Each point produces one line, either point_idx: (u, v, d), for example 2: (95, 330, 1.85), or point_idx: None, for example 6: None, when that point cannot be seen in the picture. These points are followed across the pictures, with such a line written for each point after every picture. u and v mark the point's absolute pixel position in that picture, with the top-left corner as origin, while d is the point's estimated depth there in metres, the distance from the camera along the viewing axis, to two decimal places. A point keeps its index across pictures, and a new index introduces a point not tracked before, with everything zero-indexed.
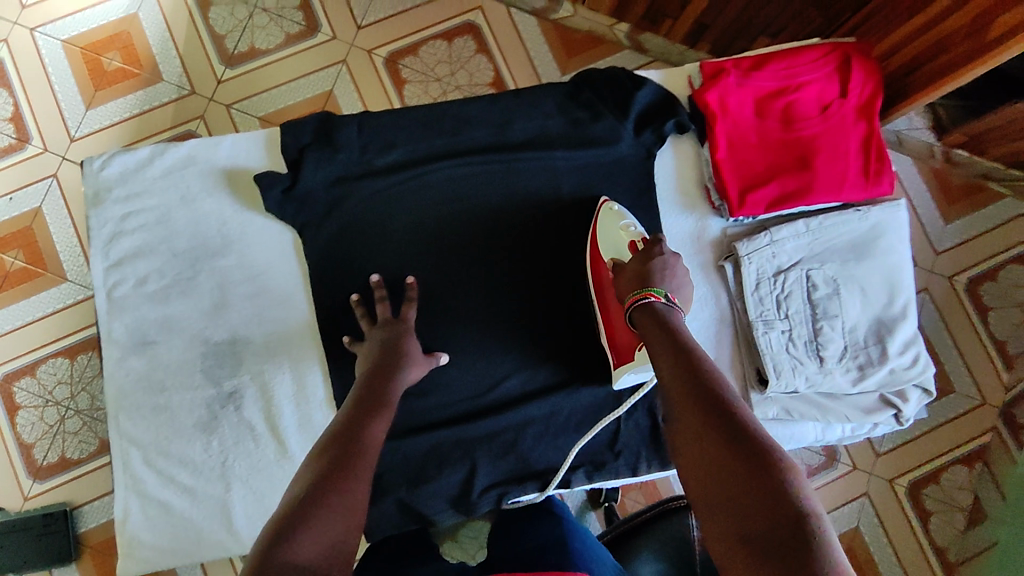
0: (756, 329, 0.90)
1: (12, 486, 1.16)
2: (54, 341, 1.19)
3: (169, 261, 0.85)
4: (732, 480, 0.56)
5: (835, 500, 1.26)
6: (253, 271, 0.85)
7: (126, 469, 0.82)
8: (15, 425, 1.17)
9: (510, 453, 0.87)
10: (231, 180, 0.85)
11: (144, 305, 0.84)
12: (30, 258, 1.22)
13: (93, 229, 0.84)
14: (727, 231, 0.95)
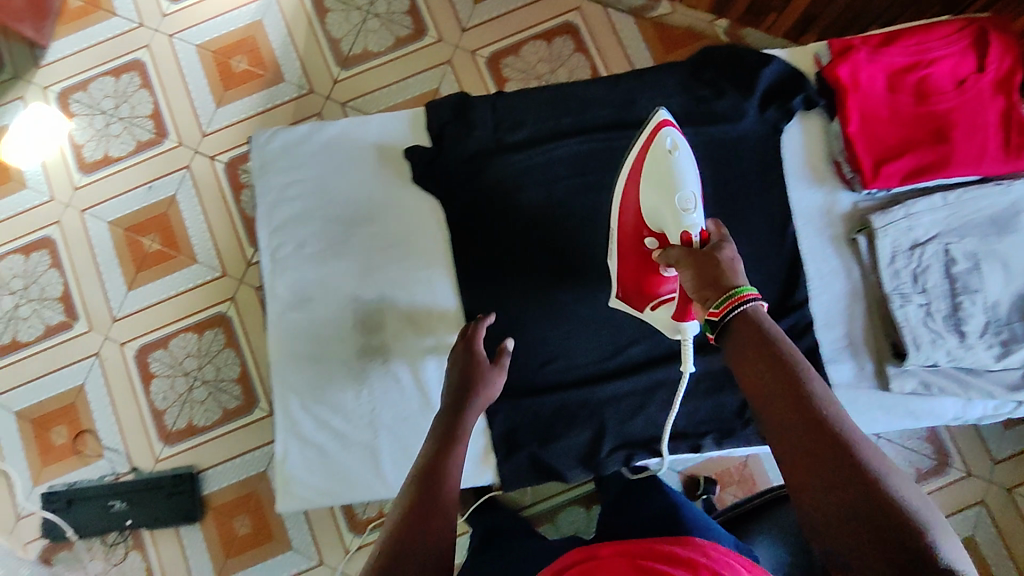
0: (894, 302, 0.95)
1: (145, 448, 1.27)
2: (185, 317, 1.30)
3: (326, 225, 0.95)
4: (869, 529, 0.56)
5: (947, 507, 1.21)
6: (400, 237, 0.95)
7: (286, 411, 0.91)
8: (149, 392, 1.28)
9: (635, 417, 0.95)
10: (382, 154, 0.97)
11: (303, 264, 0.94)
12: (166, 242, 1.33)
13: (261, 196, 0.95)
14: (858, 204, 1.01)
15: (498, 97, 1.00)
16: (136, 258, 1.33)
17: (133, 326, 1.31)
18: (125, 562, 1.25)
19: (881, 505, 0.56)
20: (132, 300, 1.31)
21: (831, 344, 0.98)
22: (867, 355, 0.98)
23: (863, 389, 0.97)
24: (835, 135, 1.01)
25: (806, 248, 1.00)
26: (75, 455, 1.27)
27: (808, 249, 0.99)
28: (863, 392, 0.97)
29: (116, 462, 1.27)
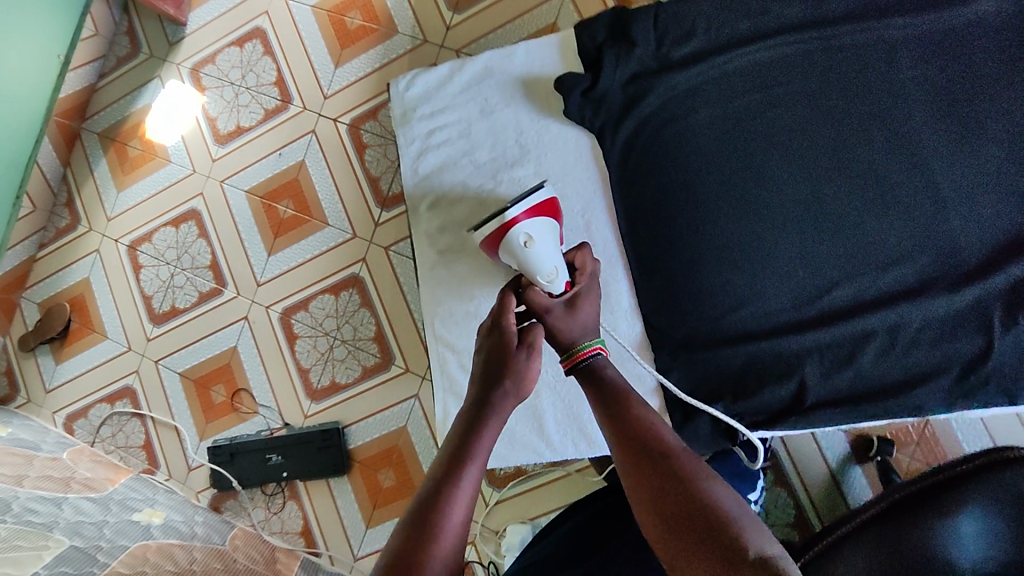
0: None
1: (295, 404, 1.33)
2: (321, 280, 1.33)
3: (472, 169, 1.00)
4: (698, 548, 0.55)
5: None
6: (549, 174, 0.99)
7: (443, 370, 0.98)
8: (294, 351, 1.33)
9: (846, 367, 0.88)
10: (527, 88, 1.01)
11: (454, 208, 1.00)
12: (299, 207, 1.36)
13: (405, 145, 1.02)
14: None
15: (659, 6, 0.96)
16: (272, 224, 1.37)
17: (274, 290, 1.35)
18: (284, 511, 1.32)
19: (705, 520, 0.55)
20: (272, 264, 1.36)
21: None
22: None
23: None
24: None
25: None
26: (234, 412, 1.36)
27: None
28: None
29: (269, 418, 1.34)
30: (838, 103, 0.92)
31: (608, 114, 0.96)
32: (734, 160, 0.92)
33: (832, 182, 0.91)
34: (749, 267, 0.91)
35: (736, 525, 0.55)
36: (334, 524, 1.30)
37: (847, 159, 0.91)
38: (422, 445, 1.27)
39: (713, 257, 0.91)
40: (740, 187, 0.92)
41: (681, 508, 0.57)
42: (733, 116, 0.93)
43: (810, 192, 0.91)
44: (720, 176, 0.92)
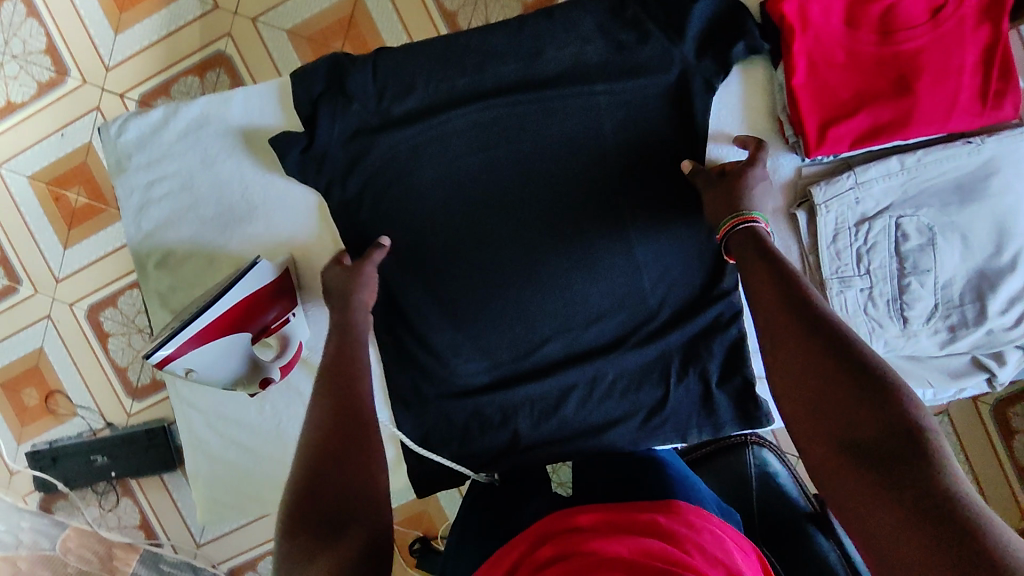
0: (830, 289, 0.89)
1: (116, 405, 1.29)
2: (125, 275, 1.26)
3: (197, 226, 0.93)
4: (807, 378, 0.61)
5: None
6: (280, 235, 0.93)
7: (189, 429, 0.95)
8: (108, 350, 1.28)
9: (551, 416, 0.93)
10: (249, 137, 0.92)
11: (179, 272, 0.93)
12: (92, 195, 1.24)
13: (122, 197, 0.93)
14: (802, 170, 0.91)
15: (377, 58, 0.89)
16: (64, 214, 1.25)
17: (78, 285, 1.26)
18: (120, 507, 1.32)
19: (834, 390, 0.58)
20: (70, 259, 1.26)
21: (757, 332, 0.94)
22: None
23: None
24: (777, 87, 0.89)
25: None
26: (50, 414, 1.30)
27: None
28: None
29: (91, 419, 1.29)
30: (622, 109, 0.88)
31: (332, 172, 0.89)
32: (495, 188, 0.90)
33: (600, 208, 0.90)
34: (521, 297, 0.91)
35: (855, 347, 0.60)
36: (174, 516, 1.31)
37: (633, 171, 0.89)
38: None
39: (474, 298, 0.91)
40: (510, 209, 0.90)
41: (800, 340, 0.63)
42: (499, 128, 0.89)
43: (602, 206, 0.90)
44: (491, 196, 0.90)
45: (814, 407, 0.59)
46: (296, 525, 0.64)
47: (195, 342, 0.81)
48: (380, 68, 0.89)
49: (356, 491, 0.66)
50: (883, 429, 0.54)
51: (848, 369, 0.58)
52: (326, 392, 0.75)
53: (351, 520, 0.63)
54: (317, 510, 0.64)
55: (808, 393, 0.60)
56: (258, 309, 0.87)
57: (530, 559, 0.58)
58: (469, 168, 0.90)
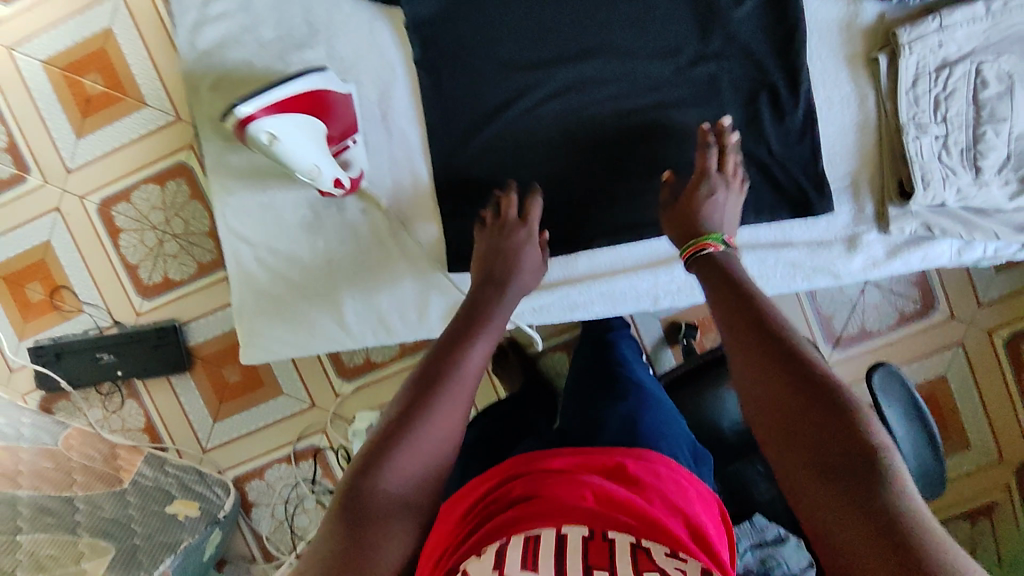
0: (907, 133, 0.86)
1: (125, 302, 1.25)
2: (141, 169, 1.22)
3: (258, 49, 0.88)
4: (778, 414, 0.55)
5: (921, 350, 1.22)
6: (341, 58, 0.89)
7: (238, 262, 0.91)
8: (118, 246, 1.24)
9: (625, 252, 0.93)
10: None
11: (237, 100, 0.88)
12: (109, 82, 1.20)
13: (177, 15, 0.86)
14: (885, 13, 0.88)
15: None
16: (80, 101, 1.21)
17: (88, 177, 1.22)
18: (124, 409, 1.29)
19: (808, 421, 0.52)
20: (80, 149, 1.22)
21: (832, 181, 0.91)
22: (868, 194, 0.91)
23: (858, 231, 0.91)
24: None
25: (816, 71, 0.90)
26: (55, 310, 1.26)
27: (820, 73, 0.89)
28: (858, 235, 0.91)
29: (97, 316, 1.26)
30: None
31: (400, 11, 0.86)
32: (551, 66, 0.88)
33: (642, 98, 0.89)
34: (568, 188, 0.90)
35: (820, 376, 0.55)
36: (181, 424, 1.29)
37: (690, 56, 0.88)
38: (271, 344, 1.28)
39: (518, 186, 0.90)
40: (567, 89, 0.89)
41: (772, 369, 0.57)
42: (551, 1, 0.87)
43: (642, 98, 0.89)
44: (541, 73, 0.88)
45: (789, 436, 0.53)
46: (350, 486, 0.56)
47: (281, 107, 0.73)
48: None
49: (448, 434, 0.61)
50: (854, 444, 0.50)
51: (811, 387, 0.54)
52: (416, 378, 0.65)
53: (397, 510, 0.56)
54: (382, 479, 0.57)
55: (785, 422, 0.54)
56: (330, 112, 0.82)
57: (492, 504, 0.56)
58: (522, 47, 0.88)
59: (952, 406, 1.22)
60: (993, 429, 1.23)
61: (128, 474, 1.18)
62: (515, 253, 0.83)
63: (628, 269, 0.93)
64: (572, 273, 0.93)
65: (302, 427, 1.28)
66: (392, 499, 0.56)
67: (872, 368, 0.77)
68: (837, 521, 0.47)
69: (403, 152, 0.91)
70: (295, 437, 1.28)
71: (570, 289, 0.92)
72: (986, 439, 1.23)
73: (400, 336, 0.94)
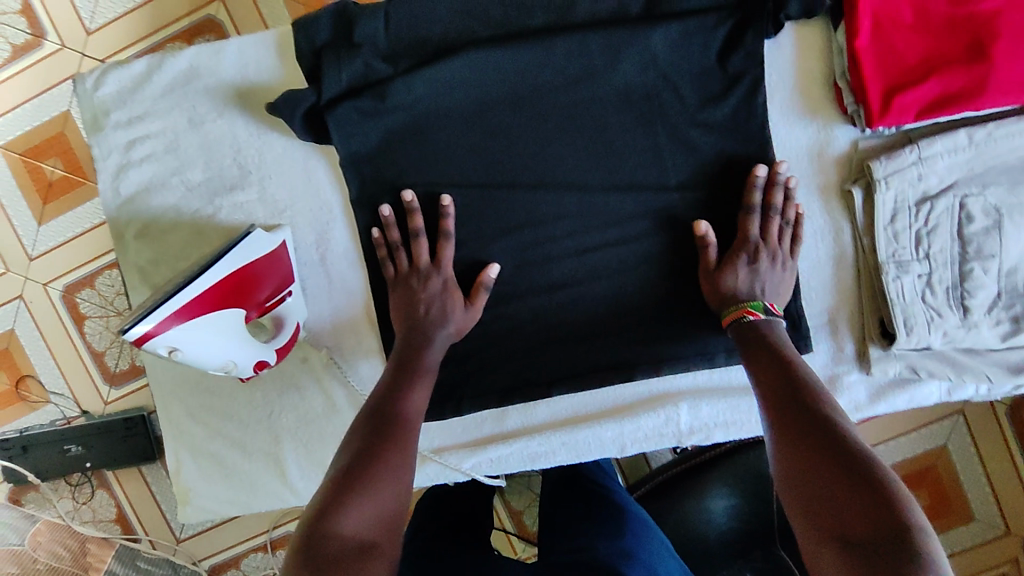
0: (886, 273, 0.80)
1: (92, 392, 1.21)
2: (104, 254, 1.18)
3: (186, 193, 0.86)
4: (806, 478, 0.56)
5: (918, 420, 1.15)
6: (274, 202, 0.86)
7: (174, 420, 0.90)
8: (84, 334, 1.20)
9: (590, 394, 0.86)
10: (243, 99, 0.85)
11: (169, 241, 0.87)
12: (69, 167, 1.16)
13: (101, 159, 0.85)
14: (857, 142, 0.83)
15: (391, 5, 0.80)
16: (40, 187, 1.17)
17: (50, 265, 1.18)
18: (94, 500, 1.24)
19: (830, 492, 0.53)
20: (42, 237, 1.18)
21: (811, 319, 0.85)
22: (846, 333, 0.85)
23: (837, 372, 0.85)
24: (837, 48, 0.81)
25: None
26: (21, 401, 1.22)
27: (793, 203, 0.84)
28: (837, 376, 0.85)
29: (64, 406, 1.21)
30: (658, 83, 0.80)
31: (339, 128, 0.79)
32: (512, 170, 0.83)
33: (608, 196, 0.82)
34: (538, 296, 0.84)
35: (855, 446, 0.56)
36: (155, 512, 1.24)
37: (667, 152, 0.81)
38: None
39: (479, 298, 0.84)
40: (532, 190, 0.83)
41: (805, 439, 0.58)
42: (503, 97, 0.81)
43: (603, 194, 0.82)
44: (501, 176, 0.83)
45: (815, 504, 0.54)
46: (311, 526, 0.56)
47: (181, 317, 0.70)
48: (399, 10, 0.79)
49: (400, 483, 0.62)
50: (878, 510, 0.50)
51: (838, 452, 0.55)
52: (371, 422, 0.68)
53: (361, 557, 0.55)
54: (343, 516, 0.57)
55: (811, 484, 0.55)
56: (253, 285, 0.77)
57: None
58: (476, 150, 0.82)
59: (956, 480, 1.15)
60: (1001, 508, 1.15)
61: (96, 574, 1.14)
62: (428, 298, 0.80)
63: (590, 417, 0.86)
64: (532, 421, 0.87)
65: (276, 515, 1.23)
66: (354, 536, 0.56)
67: None
68: None
69: (343, 294, 0.87)
70: (270, 525, 1.24)
71: (529, 441, 0.86)
72: (994, 519, 1.15)
73: None
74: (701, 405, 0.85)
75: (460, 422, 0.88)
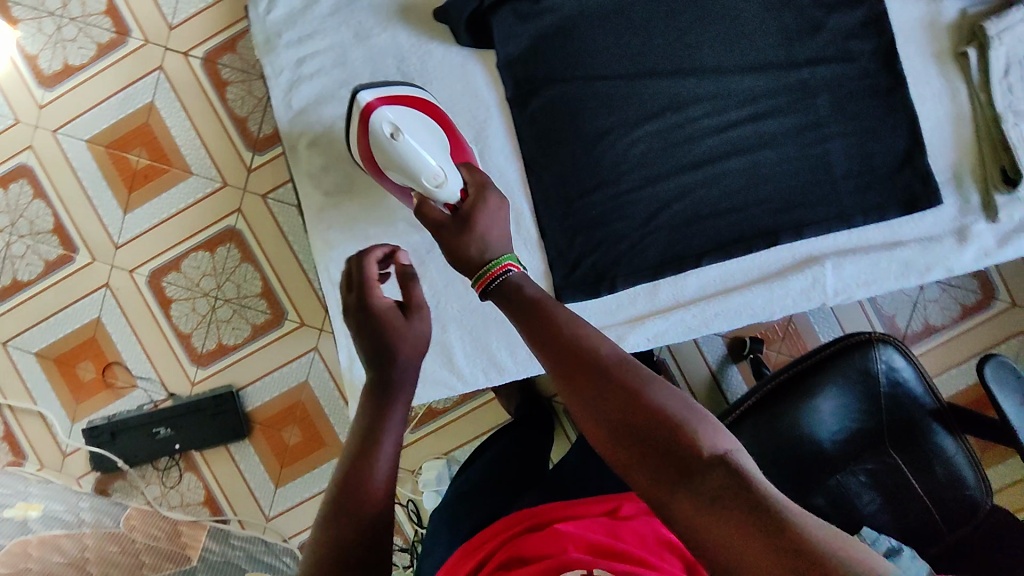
0: (1005, 122, 0.88)
1: (178, 373, 1.23)
2: (191, 237, 1.22)
3: (353, 103, 0.91)
4: (627, 434, 0.47)
5: (988, 341, 1.17)
6: (439, 107, 0.92)
7: (344, 314, 0.92)
8: (170, 316, 1.23)
9: (737, 264, 0.92)
10: (406, 16, 0.91)
11: (333, 150, 0.91)
12: (153, 155, 1.21)
13: (272, 77, 0.90)
14: (967, 10, 0.91)
15: None
16: (125, 177, 1.22)
17: (136, 251, 1.22)
18: (182, 483, 1.25)
19: (665, 436, 0.46)
20: (129, 223, 1.22)
21: (937, 174, 0.92)
22: (971, 183, 0.92)
23: (966, 223, 0.92)
24: None
25: (907, 70, 0.91)
26: (108, 388, 1.24)
27: (910, 70, 0.91)
28: (968, 228, 0.92)
29: (151, 390, 1.24)
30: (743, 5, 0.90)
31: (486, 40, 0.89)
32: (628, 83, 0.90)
33: (699, 119, 0.91)
34: (655, 197, 0.90)
35: (654, 397, 0.48)
36: (243, 492, 1.25)
37: (764, 60, 0.90)
38: (328, 399, 1.24)
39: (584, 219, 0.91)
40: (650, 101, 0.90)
41: (600, 383, 0.49)
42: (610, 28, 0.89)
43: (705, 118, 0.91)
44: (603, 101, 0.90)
45: (656, 460, 0.46)
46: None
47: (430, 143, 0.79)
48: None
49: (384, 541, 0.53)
50: (692, 473, 0.44)
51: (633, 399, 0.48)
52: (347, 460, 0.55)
53: None
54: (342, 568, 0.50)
55: (626, 442, 0.47)
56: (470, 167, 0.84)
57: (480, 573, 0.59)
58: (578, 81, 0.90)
59: None
60: None
61: (195, 551, 1.11)
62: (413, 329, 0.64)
63: (740, 286, 0.93)
64: (685, 294, 0.93)
65: None
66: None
67: (983, 363, 0.73)
68: None
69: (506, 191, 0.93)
70: None
71: (685, 311, 0.93)
72: None
73: (509, 376, 0.96)
74: (845, 264, 0.92)
75: (618, 298, 0.93)
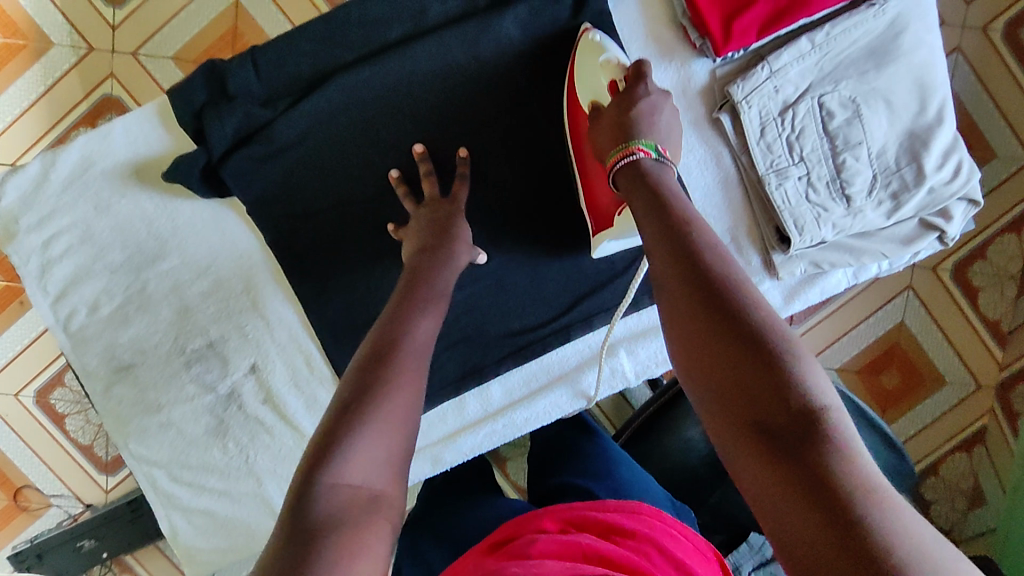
0: (767, 186, 0.58)
1: (90, 483, 0.99)
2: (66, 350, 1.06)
3: (111, 281, 0.60)
4: (712, 359, 0.33)
5: (871, 304, 0.91)
6: (204, 267, 0.61)
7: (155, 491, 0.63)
8: (68, 431, 0.98)
9: None
10: (145, 172, 0.59)
11: (105, 342, 0.61)
12: None
13: (17, 267, 0.59)
14: (715, 73, 0.59)
15: None
16: None
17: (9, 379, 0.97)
18: None
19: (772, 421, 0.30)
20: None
21: (717, 240, 0.61)
22: (748, 243, 0.61)
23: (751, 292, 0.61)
24: None
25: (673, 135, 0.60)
26: (22, 512, 0.99)
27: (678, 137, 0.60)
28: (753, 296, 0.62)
29: (68, 504, 0.99)
30: None
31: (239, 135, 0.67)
32: None
33: None
34: None
35: (750, 324, 0.32)
36: None
37: None
38: None
39: None
40: (425, 191, 0.57)
41: (689, 305, 0.35)
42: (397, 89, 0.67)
43: None
44: None
45: (723, 398, 0.32)
46: (311, 478, 0.35)
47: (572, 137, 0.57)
48: (264, 50, 0.56)
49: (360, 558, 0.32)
50: (786, 445, 0.29)
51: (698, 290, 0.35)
52: (365, 352, 0.42)
53: None
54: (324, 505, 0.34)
55: (713, 370, 0.33)
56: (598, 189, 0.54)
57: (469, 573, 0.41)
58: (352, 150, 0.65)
59: (921, 361, 0.92)
60: (970, 373, 0.91)
61: None
62: (458, 247, 0.54)
63: (494, 402, 0.64)
64: (493, 404, 0.64)
65: None
66: (367, 483, 0.36)
67: None
68: (759, 466, 0.29)
69: (289, 339, 0.63)
70: None
71: (494, 426, 0.64)
72: (964, 385, 0.92)
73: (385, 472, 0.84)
74: (636, 347, 0.64)
75: None
